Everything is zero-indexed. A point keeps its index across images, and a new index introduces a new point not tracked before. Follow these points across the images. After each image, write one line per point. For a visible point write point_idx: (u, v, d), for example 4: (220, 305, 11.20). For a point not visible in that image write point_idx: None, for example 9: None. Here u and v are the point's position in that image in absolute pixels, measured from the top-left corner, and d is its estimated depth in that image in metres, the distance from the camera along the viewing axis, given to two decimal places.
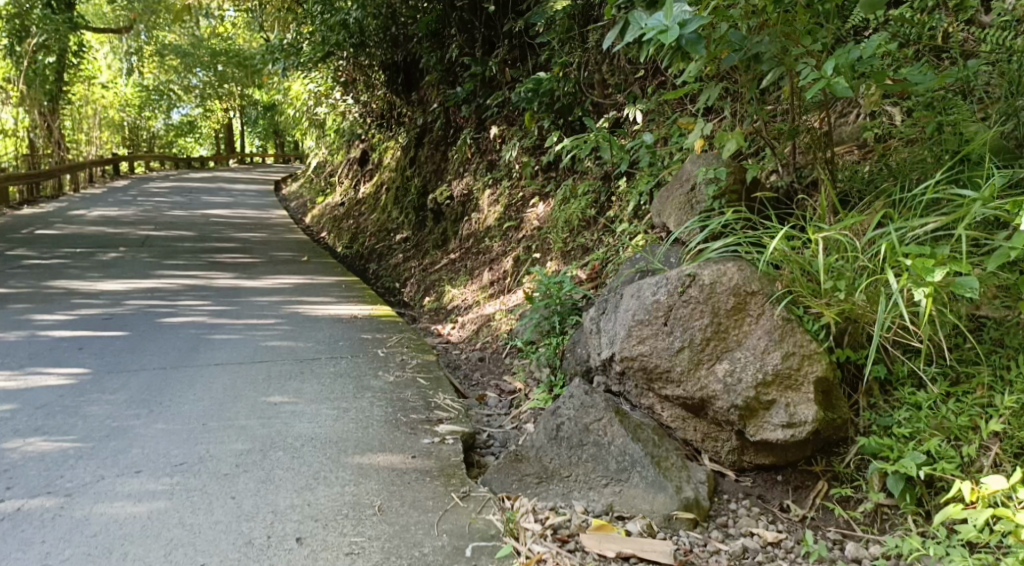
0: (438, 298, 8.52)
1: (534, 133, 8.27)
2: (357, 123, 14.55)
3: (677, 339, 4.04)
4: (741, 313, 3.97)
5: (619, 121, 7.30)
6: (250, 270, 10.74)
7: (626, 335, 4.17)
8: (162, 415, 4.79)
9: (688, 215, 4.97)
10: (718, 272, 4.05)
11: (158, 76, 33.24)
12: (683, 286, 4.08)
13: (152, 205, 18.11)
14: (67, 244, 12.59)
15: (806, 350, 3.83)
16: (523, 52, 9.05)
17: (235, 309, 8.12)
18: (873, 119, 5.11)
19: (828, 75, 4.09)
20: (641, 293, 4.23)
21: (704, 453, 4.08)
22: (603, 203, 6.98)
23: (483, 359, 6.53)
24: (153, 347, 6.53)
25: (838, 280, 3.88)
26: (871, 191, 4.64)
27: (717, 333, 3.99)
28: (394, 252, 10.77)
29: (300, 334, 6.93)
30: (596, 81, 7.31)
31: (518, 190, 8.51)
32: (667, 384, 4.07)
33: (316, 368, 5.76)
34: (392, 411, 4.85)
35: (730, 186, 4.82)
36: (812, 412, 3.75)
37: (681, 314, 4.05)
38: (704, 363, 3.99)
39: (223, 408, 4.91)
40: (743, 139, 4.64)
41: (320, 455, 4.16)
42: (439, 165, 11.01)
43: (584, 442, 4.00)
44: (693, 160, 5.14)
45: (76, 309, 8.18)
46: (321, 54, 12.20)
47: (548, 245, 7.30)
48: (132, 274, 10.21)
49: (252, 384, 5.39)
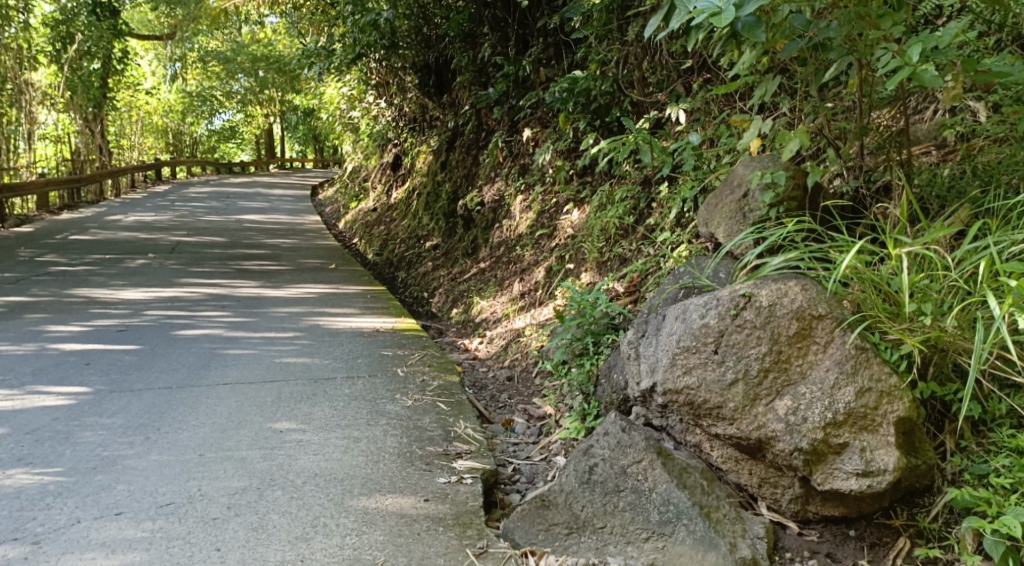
0: (466, 310, 8.04)
1: (568, 135, 7.74)
2: (388, 127, 14.15)
3: (730, 369, 3.50)
4: (806, 340, 3.43)
5: (660, 122, 6.76)
6: (276, 278, 10.35)
7: (670, 363, 3.64)
8: (157, 443, 4.32)
9: (740, 225, 4.43)
10: (777, 292, 3.50)
11: (201, 81, 33.29)
12: (737, 307, 3.54)
13: (187, 210, 17.87)
14: (96, 250, 12.31)
15: (883, 386, 3.28)
16: (559, 50, 8.50)
17: (254, 321, 7.68)
18: (953, 115, 4.53)
19: (912, 62, 3.47)
20: (687, 315, 3.70)
21: (760, 501, 3.52)
22: (643, 209, 6.46)
23: (511, 378, 6.03)
24: (162, 362, 6.09)
25: (922, 302, 3.38)
26: (957, 200, 4.08)
27: (778, 363, 3.45)
28: (423, 260, 10.31)
29: (318, 349, 6.47)
30: (635, 79, 6.76)
31: (551, 196, 7.98)
32: (718, 421, 3.53)
33: (330, 389, 5.28)
34: (407, 442, 4.35)
35: (789, 193, 4.26)
36: (893, 459, 3.20)
37: (734, 340, 3.51)
38: (761, 399, 3.44)
39: (225, 435, 4.44)
40: (808, 138, 4.03)
41: (321, 496, 3.68)
42: (470, 170, 10.52)
43: (620, 488, 3.47)
44: (745, 164, 4.59)
45: (91, 319, 7.81)
46: (353, 56, 11.78)
47: (582, 255, 6.79)
48: (157, 283, 9.86)
49: (259, 408, 4.92)
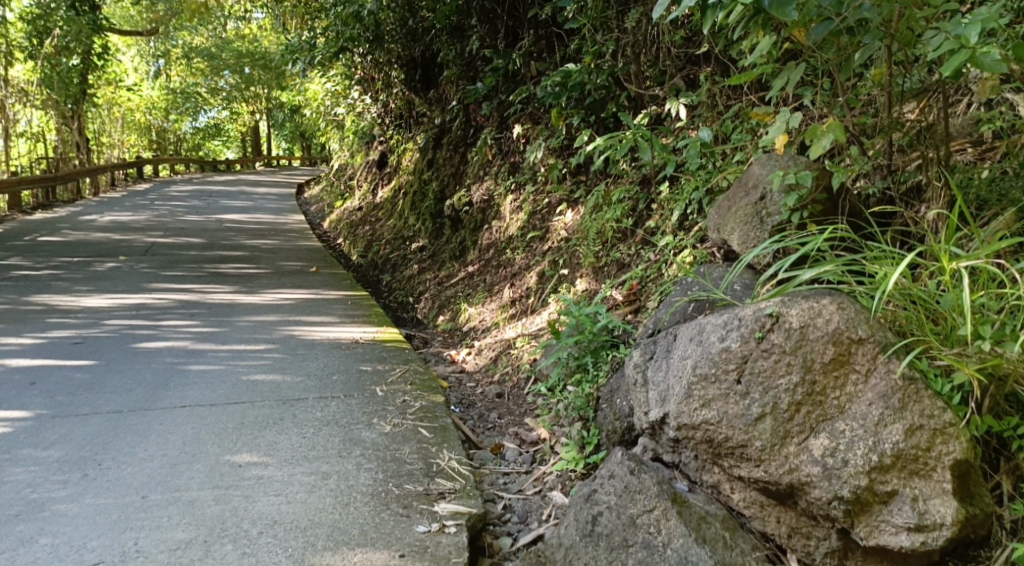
0: (453, 318, 7.53)
1: (561, 131, 7.25)
2: (374, 123, 13.62)
3: (755, 403, 3.01)
4: (844, 368, 2.94)
5: (660, 117, 6.29)
6: (252, 283, 9.81)
7: (685, 395, 3.17)
8: (96, 482, 3.84)
9: (757, 231, 3.98)
10: (810, 311, 3.01)
11: (185, 78, 32.58)
12: (762, 329, 3.06)
13: (167, 210, 17.28)
14: (65, 252, 11.75)
15: (936, 423, 2.79)
16: (552, 42, 8.02)
17: (224, 331, 7.15)
18: (989, 109, 4.01)
19: (970, 44, 3.01)
20: (704, 336, 3.21)
21: (790, 554, 3.01)
22: (642, 212, 5.97)
23: (501, 396, 5.53)
24: (117, 381, 5.57)
25: (981, 323, 2.88)
26: (1001, 203, 3.58)
27: (812, 394, 2.96)
28: (409, 262, 9.80)
29: (290, 364, 5.94)
30: (631, 72, 6.24)
31: (543, 196, 7.49)
32: (742, 462, 3.04)
33: (300, 413, 4.75)
34: (382, 478, 3.87)
35: (813, 196, 3.83)
36: (950, 510, 2.71)
37: (760, 368, 3.03)
38: (792, 437, 2.95)
39: (176, 471, 3.94)
40: (844, 134, 3.42)
41: (279, 553, 3.28)
42: (457, 168, 10.01)
43: (628, 543, 3.00)
44: (763, 163, 4.14)
45: (48, 330, 7.26)
46: (335, 50, 11.26)
47: (577, 260, 6.29)
48: (125, 288, 9.30)
49: (219, 436, 4.41)
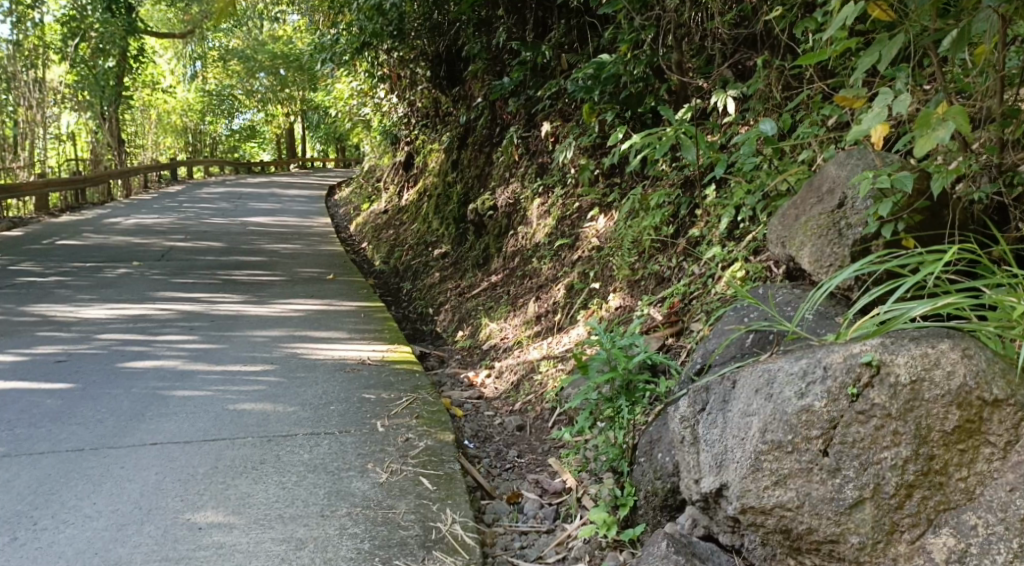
0: (473, 334, 6.80)
1: (594, 128, 6.49)
2: (400, 122, 12.93)
3: (849, 484, 2.40)
4: (969, 439, 2.29)
5: (705, 112, 5.52)
6: (264, 291, 9.15)
7: (753, 468, 2.53)
8: (22, 550, 3.19)
9: (835, 246, 3.30)
10: (922, 358, 2.36)
11: (220, 80, 32.18)
12: (857, 384, 2.40)
13: (192, 212, 16.77)
14: (78, 258, 11.20)
15: None
16: (584, 32, 7.23)
17: (221, 348, 6.48)
18: None
19: None
20: (776, 390, 2.54)
21: None
22: (684, 218, 5.18)
23: (522, 429, 4.80)
24: (88, 407, 4.91)
25: None
26: None
27: (927, 474, 2.33)
28: (429, 270, 9.11)
29: (285, 390, 5.23)
30: (672, 61, 5.43)
31: (573, 199, 6.74)
32: (830, 562, 2.44)
33: (284, 454, 4.03)
34: (367, 551, 3.18)
35: (911, 204, 3.16)
36: None
37: (855, 437, 2.40)
38: (901, 532, 2.35)
39: (122, 533, 3.27)
40: (969, 122, 2.59)
41: None
42: (483, 169, 9.27)
43: None
44: (840, 163, 3.46)
45: (34, 346, 6.65)
46: (358, 45, 10.58)
47: (610, 272, 5.54)
48: (130, 297, 8.69)
49: (184, 483, 3.71)
